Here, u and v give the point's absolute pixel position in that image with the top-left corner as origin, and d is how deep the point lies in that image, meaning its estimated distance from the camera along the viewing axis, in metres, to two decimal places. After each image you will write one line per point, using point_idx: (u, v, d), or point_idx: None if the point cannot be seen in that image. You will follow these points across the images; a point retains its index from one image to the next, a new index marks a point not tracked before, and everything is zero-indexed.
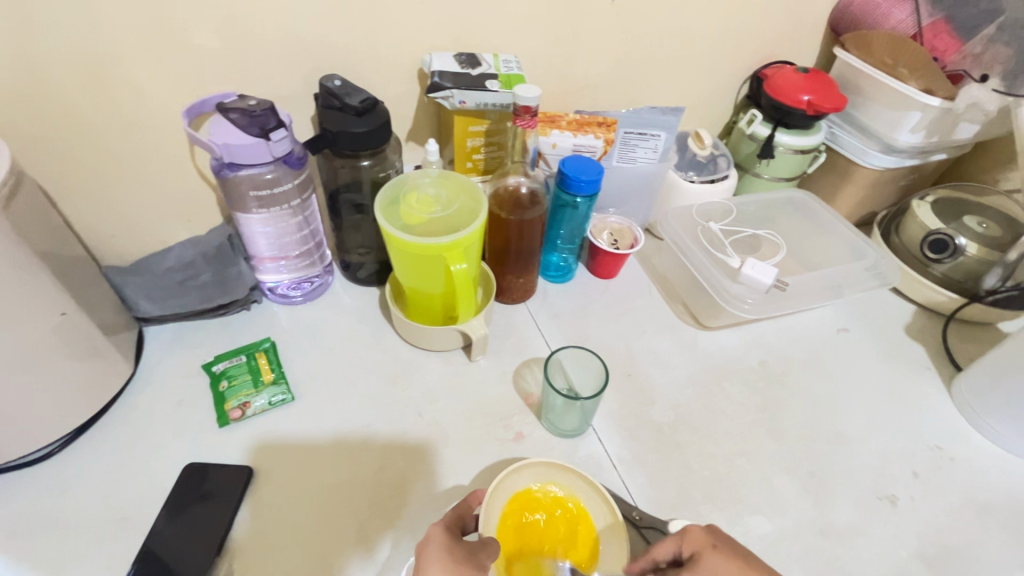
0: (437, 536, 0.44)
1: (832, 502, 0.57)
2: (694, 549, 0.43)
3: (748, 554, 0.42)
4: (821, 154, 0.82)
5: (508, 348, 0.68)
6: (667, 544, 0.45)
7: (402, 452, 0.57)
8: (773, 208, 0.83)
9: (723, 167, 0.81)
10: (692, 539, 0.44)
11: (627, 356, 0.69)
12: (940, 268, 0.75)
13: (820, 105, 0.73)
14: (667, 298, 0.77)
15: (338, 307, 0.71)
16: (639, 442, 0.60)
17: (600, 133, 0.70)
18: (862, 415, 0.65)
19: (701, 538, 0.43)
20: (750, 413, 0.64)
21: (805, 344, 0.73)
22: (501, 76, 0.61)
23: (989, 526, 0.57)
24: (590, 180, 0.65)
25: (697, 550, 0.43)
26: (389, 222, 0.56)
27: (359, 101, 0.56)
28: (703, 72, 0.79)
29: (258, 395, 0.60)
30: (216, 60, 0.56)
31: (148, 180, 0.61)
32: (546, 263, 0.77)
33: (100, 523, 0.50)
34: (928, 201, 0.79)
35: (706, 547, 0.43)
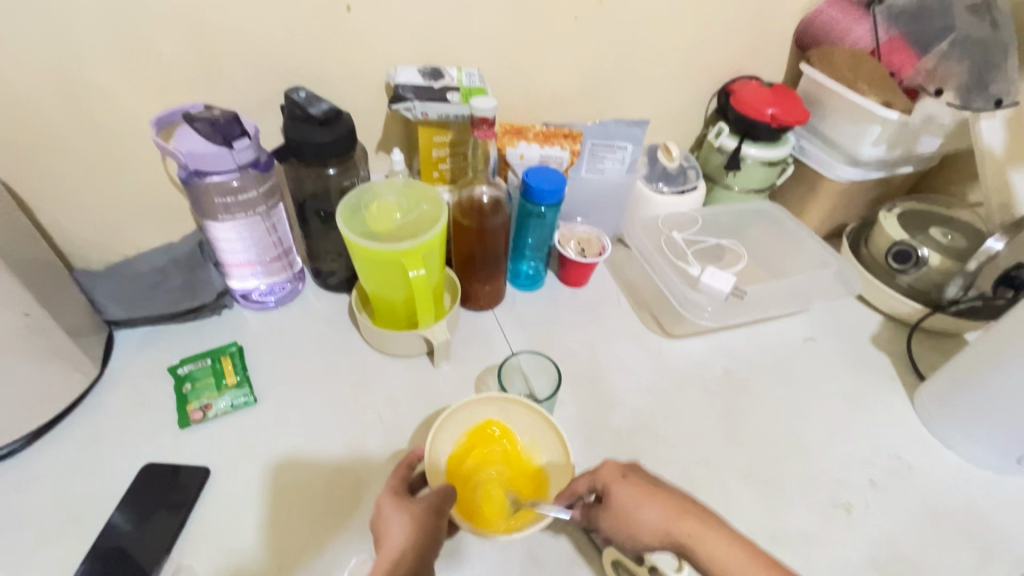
0: (390, 503, 0.46)
1: (786, 510, 0.57)
2: (604, 482, 0.47)
3: (654, 481, 0.46)
4: (789, 166, 0.83)
5: (472, 354, 0.69)
6: (581, 480, 0.48)
7: (360, 454, 0.58)
8: (744, 219, 0.84)
9: (693, 179, 0.81)
10: (604, 474, 0.47)
11: (591, 363, 0.69)
12: (906, 279, 0.76)
13: (782, 119, 0.75)
14: (635, 306, 0.78)
15: (307, 312, 0.72)
16: (596, 448, 0.60)
17: (566, 144, 0.71)
18: (823, 423, 0.66)
19: (612, 471, 0.47)
20: (710, 420, 0.64)
21: (769, 352, 0.73)
22: (462, 89, 0.63)
23: (944, 536, 0.57)
24: (552, 190, 0.66)
25: (608, 481, 0.47)
26: (350, 229, 0.58)
27: (322, 112, 0.58)
28: (670, 87, 0.81)
29: (220, 397, 0.61)
30: (186, 72, 0.58)
31: (121, 186, 0.63)
32: (516, 271, 0.78)
33: (55, 520, 0.51)
34: (895, 213, 0.79)
35: (614, 477, 0.47)
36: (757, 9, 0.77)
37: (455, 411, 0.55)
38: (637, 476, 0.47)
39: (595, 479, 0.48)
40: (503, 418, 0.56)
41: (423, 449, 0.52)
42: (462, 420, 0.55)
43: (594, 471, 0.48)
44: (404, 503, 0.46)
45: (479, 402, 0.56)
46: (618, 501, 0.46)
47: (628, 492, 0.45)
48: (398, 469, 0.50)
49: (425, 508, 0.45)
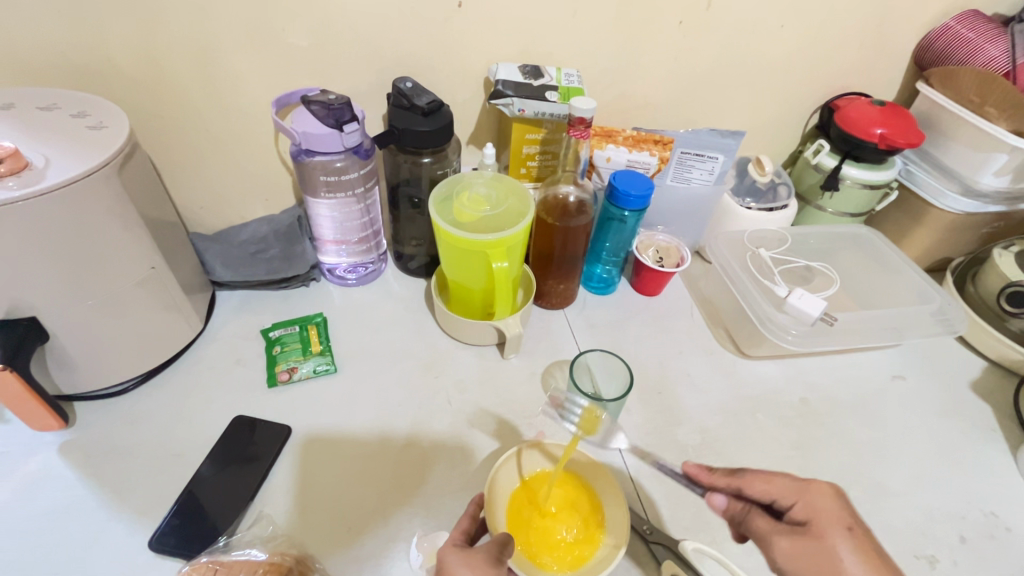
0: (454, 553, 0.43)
1: None
2: (811, 513, 0.43)
3: (878, 550, 0.41)
4: (892, 193, 0.78)
5: (541, 349, 0.70)
6: (787, 492, 0.44)
7: (428, 434, 0.60)
8: (833, 242, 0.79)
9: (783, 197, 0.79)
10: (822, 508, 0.42)
11: (660, 373, 0.68)
12: (1018, 324, 0.69)
13: (893, 140, 0.71)
14: (709, 322, 0.76)
15: (386, 293, 0.75)
16: (659, 460, 0.59)
17: (655, 150, 0.72)
18: (908, 467, 0.61)
19: (839, 516, 0.42)
20: (783, 447, 0.62)
21: (852, 385, 0.69)
22: (561, 89, 0.64)
23: None
24: (638, 196, 0.66)
25: (818, 513, 0.42)
26: (440, 216, 0.60)
27: (426, 103, 0.61)
28: (770, 99, 0.78)
29: (305, 362, 0.65)
30: (306, 58, 0.62)
31: (236, 160, 0.69)
32: (589, 274, 0.78)
33: (157, 456, 0.56)
34: (1013, 251, 0.72)
35: (832, 518, 0.42)
36: (877, 23, 0.72)
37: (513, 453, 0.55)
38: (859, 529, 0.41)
39: (801, 501, 0.43)
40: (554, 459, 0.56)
41: (485, 491, 0.51)
42: (516, 462, 0.55)
43: (805, 489, 0.44)
44: (468, 554, 0.43)
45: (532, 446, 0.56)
46: (832, 549, 0.41)
47: (846, 544, 0.40)
48: (460, 520, 0.48)
49: (488, 557, 0.42)
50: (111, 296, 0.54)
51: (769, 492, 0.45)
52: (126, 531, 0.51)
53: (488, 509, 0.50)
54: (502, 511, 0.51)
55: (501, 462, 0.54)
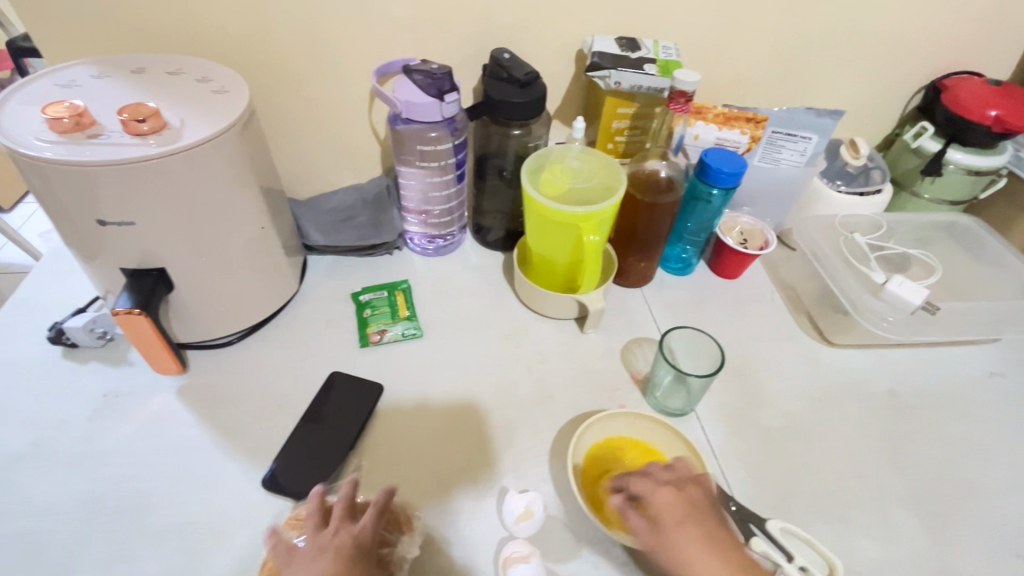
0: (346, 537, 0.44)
1: (954, 546, 0.52)
2: (663, 515, 0.46)
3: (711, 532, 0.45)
4: (1000, 179, 0.74)
5: (620, 326, 0.70)
6: (641, 483, 0.49)
7: (512, 400, 0.62)
8: (928, 231, 0.76)
9: (877, 180, 0.76)
10: (674, 503, 0.47)
11: (741, 356, 0.68)
12: None
13: (1009, 123, 0.67)
14: (791, 308, 0.74)
15: (466, 264, 0.77)
16: (742, 440, 0.59)
17: (747, 129, 0.70)
18: (1007, 466, 0.59)
19: (675, 513, 0.46)
20: (871, 437, 0.60)
21: (946, 380, 0.66)
22: (660, 62, 0.62)
23: None
24: (731, 173, 0.64)
25: (666, 512, 0.46)
26: (532, 187, 0.61)
27: (523, 74, 0.61)
28: (872, 77, 0.75)
29: (394, 325, 0.67)
30: (406, 28, 0.63)
31: (330, 129, 0.71)
32: (667, 254, 0.78)
33: (262, 405, 0.60)
34: None
35: (678, 518, 0.46)
36: None
37: (591, 422, 0.55)
38: (696, 525, 0.45)
39: (653, 497, 0.47)
40: (633, 429, 0.56)
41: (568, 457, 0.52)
42: (595, 431, 0.56)
43: (677, 489, 0.48)
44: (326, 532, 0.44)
45: (610, 415, 0.56)
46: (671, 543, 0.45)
47: (685, 538, 0.45)
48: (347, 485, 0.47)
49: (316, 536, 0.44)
50: (225, 253, 0.57)
51: (641, 488, 0.49)
52: (238, 471, 0.55)
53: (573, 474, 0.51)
54: (584, 476, 0.52)
55: (582, 430, 0.54)
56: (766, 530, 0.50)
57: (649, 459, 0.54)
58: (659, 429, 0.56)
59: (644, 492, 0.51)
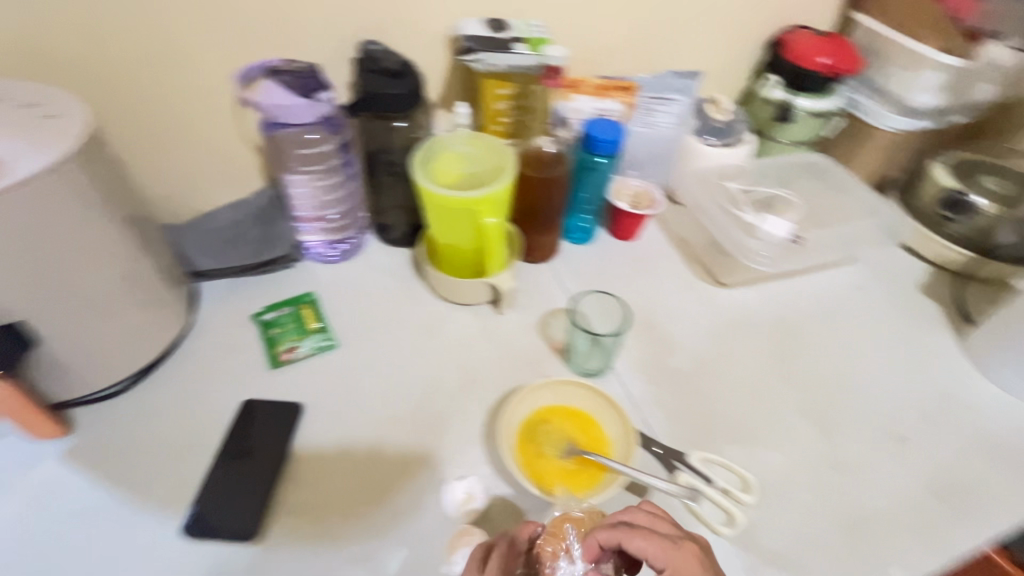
0: None
1: (843, 439, 0.59)
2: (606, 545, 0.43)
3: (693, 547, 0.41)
4: (835, 119, 0.84)
5: (534, 302, 0.72)
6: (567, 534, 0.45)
7: (438, 392, 0.61)
8: (793, 171, 0.84)
9: (739, 133, 0.82)
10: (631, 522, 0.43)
11: (648, 309, 0.72)
12: (956, 228, 0.77)
13: (838, 67, 0.77)
14: (685, 258, 0.80)
15: (372, 265, 0.75)
16: (658, 385, 0.63)
17: (619, 97, 0.74)
18: (874, 363, 0.68)
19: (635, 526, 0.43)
20: (766, 360, 0.67)
21: (820, 299, 0.75)
22: (529, 40, 0.64)
23: (996, 463, 0.59)
24: (612, 141, 0.69)
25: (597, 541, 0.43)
26: (425, 178, 0.61)
27: (396, 66, 0.61)
28: (722, 37, 0.81)
29: (303, 341, 0.65)
30: (264, 27, 0.60)
31: (199, 143, 0.66)
32: (570, 226, 0.80)
33: (170, 450, 0.55)
34: (946, 163, 0.80)
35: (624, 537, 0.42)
36: None
37: (517, 396, 0.56)
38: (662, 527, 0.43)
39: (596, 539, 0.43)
40: (556, 395, 0.58)
41: (500, 433, 0.53)
42: (523, 405, 0.57)
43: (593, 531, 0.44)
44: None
45: (533, 388, 0.58)
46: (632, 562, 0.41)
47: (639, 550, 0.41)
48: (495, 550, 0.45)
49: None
50: (94, 294, 0.51)
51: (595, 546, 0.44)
52: (152, 525, 0.51)
53: (504, 449, 0.53)
54: (518, 450, 0.54)
55: (509, 404, 0.56)
56: (689, 464, 0.54)
57: (577, 421, 0.57)
58: (582, 393, 0.58)
59: (577, 453, 0.53)
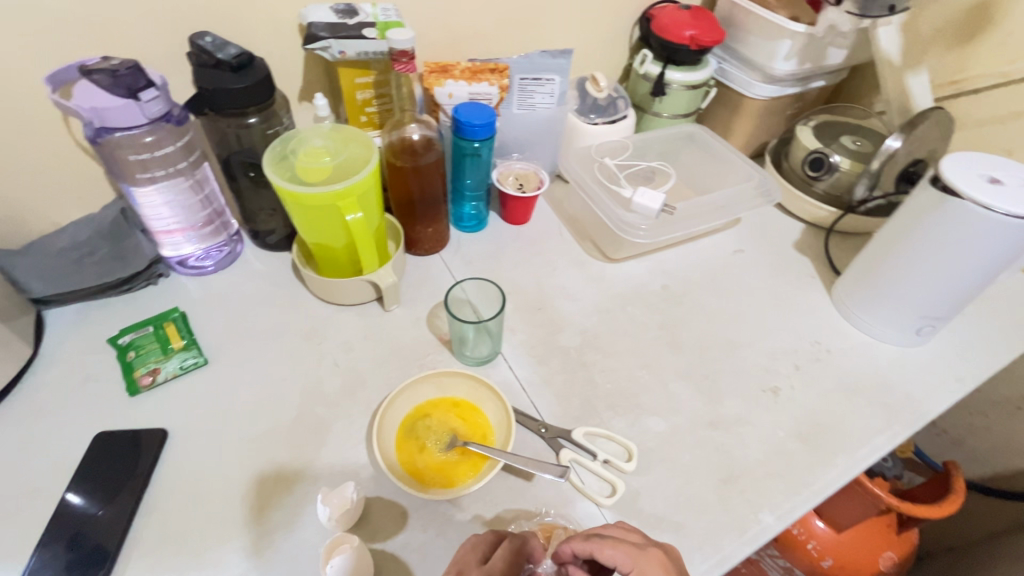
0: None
1: (721, 398, 0.62)
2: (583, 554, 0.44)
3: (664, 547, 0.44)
4: (712, 89, 0.87)
5: (422, 295, 0.70)
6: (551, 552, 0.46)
7: (320, 399, 0.59)
8: (672, 144, 0.87)
9: (622, 108, 0.83)
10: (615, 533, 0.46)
11: (538, 291, 0.72)
12: (821, 186, 0.81)
13: (701, 40, 0.78)
14: (576, 237, 0.81)
15: (248, 273, 0.71)
16: (546, 366, 0.63)
17: (493, 79, 0.72)
18: (752, 321, 0.71)
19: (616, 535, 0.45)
20: (651, 330, 0.69)
21: (702, 266, 0.78)
22: (379, 24, 0.61)
23: (858, 402, 0.63)
24: (483, 124, 0.67)
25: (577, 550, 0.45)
26: (278, 176, 0.57)
27: (233, 56, 0.56)
28: (591, 16, 0.82)
29: (168, 361, 0.60)
30: (75, 25, 0.54)
31: (22, 159, 0.59)
32: (459, 214, 0.79)
33: (12, 498, 0.50)
34: (811, 125, 0.84)
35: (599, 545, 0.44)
36: None
37: (395, 394, 0.55)
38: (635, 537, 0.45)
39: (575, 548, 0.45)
40: (439, 388, 0.57)
41: (375, 434, 0.52)
42: (403, 402, 0.56)
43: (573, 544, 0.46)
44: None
45: (414, 383, 0.57)
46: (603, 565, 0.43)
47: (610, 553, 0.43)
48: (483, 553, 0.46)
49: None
50: None
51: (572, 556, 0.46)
52: None
53: (381, 453, 0.52)
54: (398, 449, 0.53)
55: (387, 403, 0.54)
56: (573, 439, 0.55)
57: (460, 411, 0.56)
58: (464, 383, 0.58)
59: (458, 445, 0.53)
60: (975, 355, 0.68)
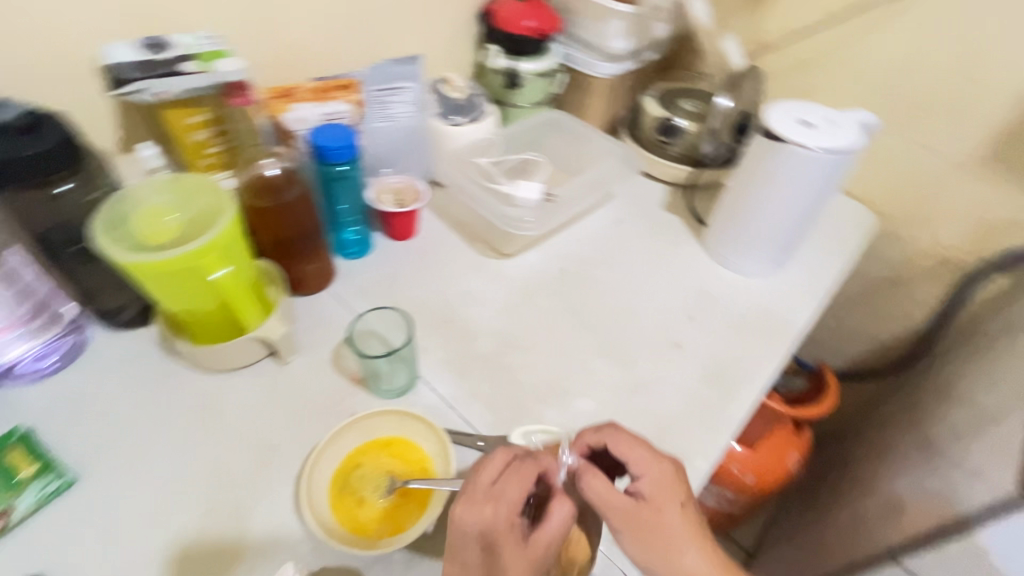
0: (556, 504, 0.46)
1: (635, 363, 0.66)
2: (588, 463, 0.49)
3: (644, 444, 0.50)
4: (559, 75, 0.89)
5: (320, 337, 0.65)
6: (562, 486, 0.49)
7: (230, 480, 0.53)
8: (536, 132, 0.90)
9: (482, 105, 0.82)
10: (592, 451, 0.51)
11: (442, 304, 0.70)
12: (675, 149, 0.89)
13: (541, 29, 0.82)
14: (468, 240, 0.80)
15: (105, 362, 0.61)
16: (468, 378, 0.62)
17: (343, 96, 0.69)
18: (644, 284, 0.76)
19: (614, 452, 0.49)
20: (559, 315, 0.71)
21: (590, 243, 0.81)
22: (199, 56, 0.55)
23: (746, 336, 0.70)
24: (345, 145, 0.63)
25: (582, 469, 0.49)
26: (114, 248, 0.48)
27: (17, 118, 0.47)
28: (432, 18, 0.81)
29: (20, 497, 0.49)
30: None
31: None
32: (340, 242, 0.74)
33: None
34: (654, 95, 0.92)
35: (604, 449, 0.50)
36: None
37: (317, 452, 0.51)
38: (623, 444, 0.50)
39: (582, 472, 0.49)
40: (364, 433, 0.54)
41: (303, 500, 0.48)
42: (329, 458, 0.52)
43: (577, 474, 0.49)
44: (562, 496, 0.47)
45: (335, 434, 0.53)
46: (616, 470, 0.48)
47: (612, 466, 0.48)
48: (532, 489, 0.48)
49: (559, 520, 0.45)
50: None
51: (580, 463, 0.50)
52: None
53: (317, 523, 0.48)
54: (336, 510, 0.49)
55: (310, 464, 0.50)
56: (513, 444, 0.55)
57: (393, 449, 0.53)
58: (388, 421, 0.54)
59: (397, 487, 0.50)
60: (823, 270, 0.80)
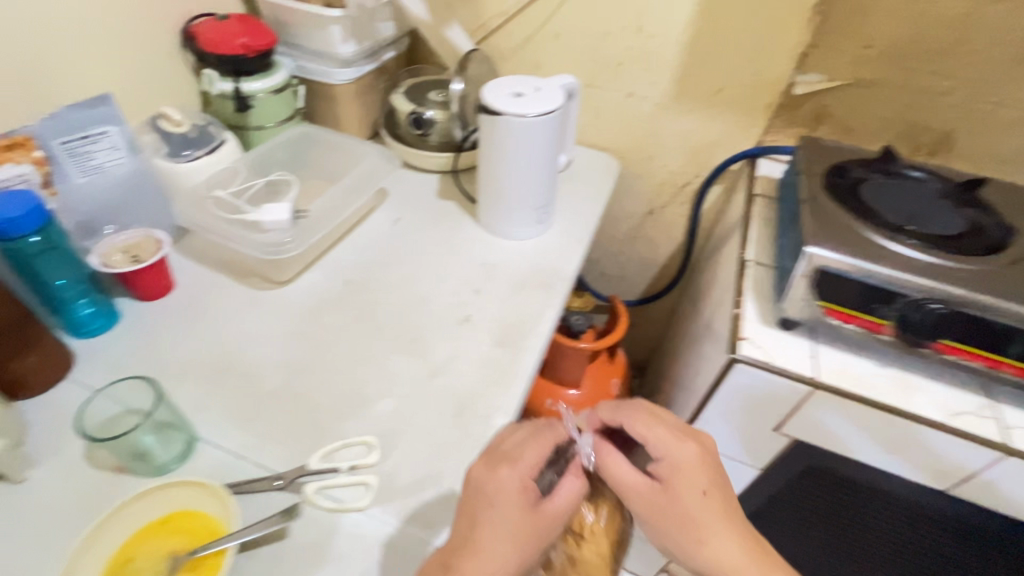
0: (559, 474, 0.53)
1: (431, 350, 0.68)
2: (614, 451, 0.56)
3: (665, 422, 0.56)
4: (297, 88, 0.87)
5: (65, 436, 0.56)
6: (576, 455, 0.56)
7: None
8: (293, 148, 0.86)
9: (217, 134, 0.78)
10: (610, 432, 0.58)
11: (215, 354, 0.65)
12: (433, 138, 0.92)
13: (256, 45, 0.78)
14: (238, 277, 0.74)
15: None
16: (258, 421, 0.58)
17: (19, 156, 0.61)
18: (429, 273, 0.78)
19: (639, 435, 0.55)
20: (348, 326, 0.70)
21: (369, 248, 0.81)
22: None
23: (528, 292, 0.77)
24: (17, 216, 0.54)
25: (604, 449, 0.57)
26: None
27: None
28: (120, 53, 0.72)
29: None
30: None
31: None
32: (74, 322, 0.64)
33: None
34: (401, 91, 0.94)
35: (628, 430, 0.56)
36: None
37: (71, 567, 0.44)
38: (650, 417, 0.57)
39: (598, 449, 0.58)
40: (132, 521, 0.48)
41: None
42: (90, 566, 0.45)
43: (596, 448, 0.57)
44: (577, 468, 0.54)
45: (92, 537, 0.46)
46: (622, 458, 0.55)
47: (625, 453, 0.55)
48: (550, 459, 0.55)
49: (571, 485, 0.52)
50: None
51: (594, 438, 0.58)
52: None
53: None
54: None
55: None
56: (312, 470, 0.54)
57: (173, 524, 0.48)
58: (160, 498, 0.49)
59: (183, 562, 0.46)
60: (583, 217, 0.90)
